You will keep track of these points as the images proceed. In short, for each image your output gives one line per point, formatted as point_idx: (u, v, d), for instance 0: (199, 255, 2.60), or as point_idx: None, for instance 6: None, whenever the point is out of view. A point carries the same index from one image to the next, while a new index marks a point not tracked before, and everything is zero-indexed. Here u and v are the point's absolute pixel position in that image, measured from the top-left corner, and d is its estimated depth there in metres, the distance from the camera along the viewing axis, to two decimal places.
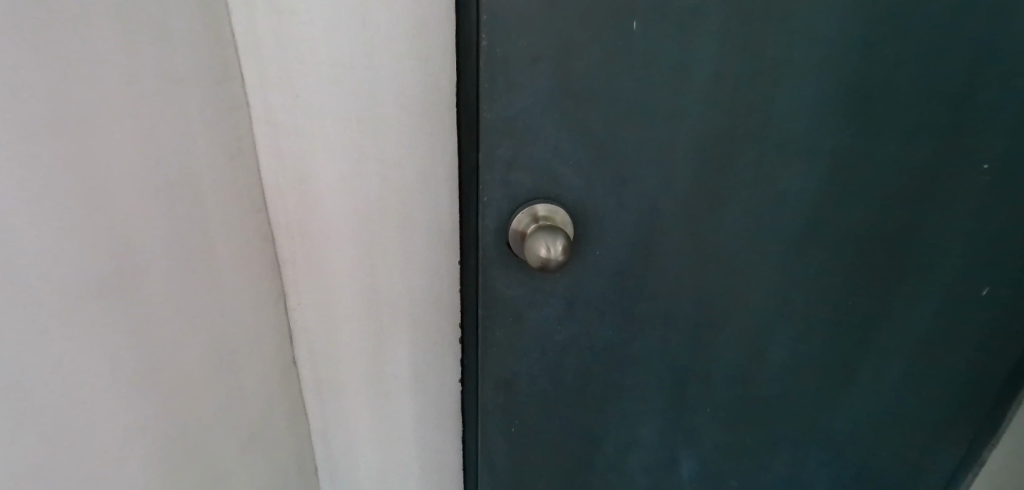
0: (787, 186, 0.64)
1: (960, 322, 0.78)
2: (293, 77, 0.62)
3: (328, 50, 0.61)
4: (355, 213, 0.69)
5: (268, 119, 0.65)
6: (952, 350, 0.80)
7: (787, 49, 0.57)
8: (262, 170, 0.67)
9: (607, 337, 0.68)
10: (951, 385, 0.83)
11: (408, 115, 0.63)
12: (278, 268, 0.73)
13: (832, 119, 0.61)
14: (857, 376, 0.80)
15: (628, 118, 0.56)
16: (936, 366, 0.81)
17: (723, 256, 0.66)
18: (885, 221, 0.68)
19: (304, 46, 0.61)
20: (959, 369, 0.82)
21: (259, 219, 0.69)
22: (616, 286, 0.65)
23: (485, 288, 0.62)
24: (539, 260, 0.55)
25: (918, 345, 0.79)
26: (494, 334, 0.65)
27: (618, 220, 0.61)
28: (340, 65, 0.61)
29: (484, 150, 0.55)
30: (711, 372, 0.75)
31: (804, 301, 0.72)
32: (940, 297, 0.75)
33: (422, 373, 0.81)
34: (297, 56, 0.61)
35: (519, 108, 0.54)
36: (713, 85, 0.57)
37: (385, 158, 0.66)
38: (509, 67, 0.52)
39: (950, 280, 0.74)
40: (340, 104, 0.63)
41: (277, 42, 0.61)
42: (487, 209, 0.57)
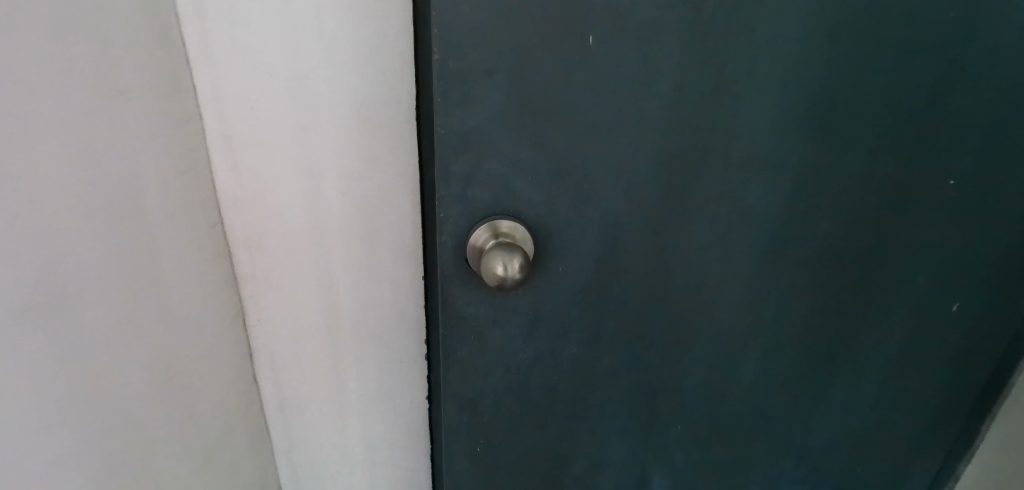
0: (753, 201, 0.63)
1: (933, 335, 0.77)
2: (248, 88, 0.61)
3: (284, 61, 0.59)
4: (316, 228, 0.67)
5: (222, 131, 0.63)
6: (927, 363, 0.79)
7: (749, 64, 0.56)
8: (217, 184, 0.65)
9: (573, 353, 0.67)
10: (926, 399, 0.82)
11: (366, 128, 0.62)
12: (236, 285, 0.71)
13: (795, 133, 0.60)
14: (830, 391, 0.80)
15: (589, 132, 0.55)
16: (910, 379, 0.80)
17: (689, 272, 0.66)
18: (852, 236, 0.68)
19: (258, 57, 0.59)
20: (934, 383, 0.81)
21: (215, 234, 0.66)
22: (582, 302, 0.64)
23: (446, 306, 0.60)
24: (495, 279, 0.53)
25: (891, 359, 0.78)
26: (455, 353, 0.63)
27: (581, 236, 0.60)
28: (296, 77, 0.60)
29: (440, 164, 0.54)
30: (681, 388, 0.74)
31: (774, 316, 0.72)
32: (911, 312, 0.75)
33: (388, 391, 0.79)
34: (252, 68, 0.60)
35: (474, 123, 0.52)
36: (675, 99, 0.56)
37: (345, 173, 0.64)
38: (463, 81, 0.51)
39: (921, 293, 0.74)
40: (297, 116, 0.62)
41: (231, 53, 0.59)
42: (445, 225, 0.56)
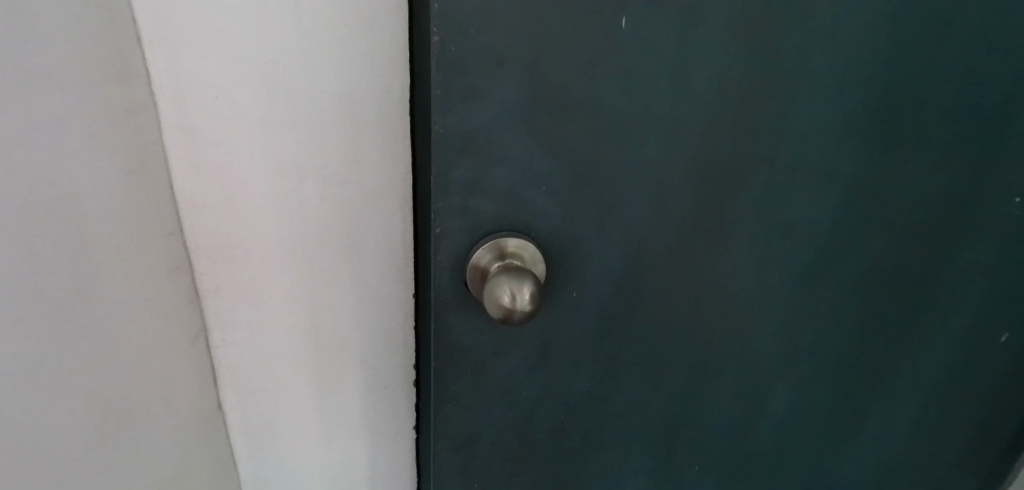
0: (796, 219, 0.55)
1: (980, 369, 0.70)
2: (213, 75, 0.51)
3: (253, 42, 0.50)
4: (292, 238, 0.58)
5: (180, 123, 0.53)
6: (970, 399, 0.72)
7: (803, 59, 0.48)
8: (176, 185, 0.56)
9: (585, 387, 0.59)
10: (965, 437, 0.75)
11: (352, 125, 0.53)
12: (198, 301, 0.62)
13: (849, 141, 0.52)
14: (865, 429, 0.72)
15: (614, 136, 0.47)
16: (951, 417, 0.73)
17: (719, 298, 0.58)
18: (903, 259, 0.60)
19: (224, 36, 0.50)
20: (977, 420, 0.73)
21: (172, 243, 0.57)
22: (598, 330, 0.56)
23: (440, 335, 0.51)
24: (500, 311, 0.44)
25: (932, 394, 0.71)
26: (449, 389, 0.54)
27: (599, 257, 0.52)
28: (268, 62, 0.51)
29: (438, 170, 0.45)
30: (701, 424, 0.66)
31: (809, 346, 0.64)
32: (958, 344, 0.67)
33: (372, 419, 0.70)
34: (217, 51, 0.50)
35: (479, 121, 0.44)
36: (716, 99, 0.48)
37: (325, 175, 0.55)
38: (468, 71, 0.42)
39: (972, 323, 0.66)
40: (270, 110, 0.52)
41: (191, 30, 0.49)
42: (442, 242, 0.47)
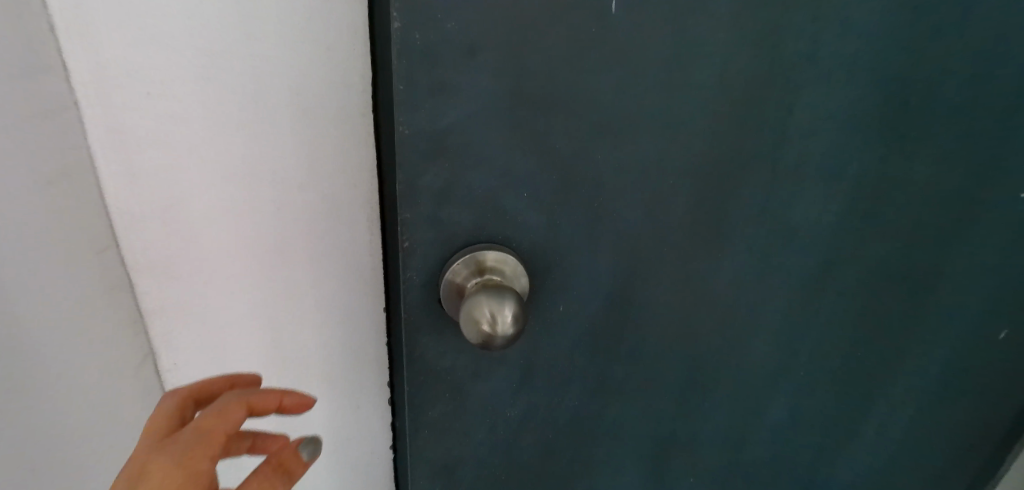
0: (799, 220, 0.51)
1: (988, 373, 0.66)
2: (142, 70, 0.44)
3: (188, 31, 0.43)
4: (247, 251, 0.52)
5: (108, 125, 0.46)
6: (977, 404, 0.68)
7: (811, 45, 0.43)
8: (108, 196, 0.49)
9: (574, 406, 0.54)
10: (969, 442, 0.71)
11: (307, 124, 0.47)
12: (142, 322, 0.55)
13: (858, 136, 0.48)
14: (866, 436, 0.68)
15: (603, 134, 0.42)
16: (955, 421, 0.69)
17: (716, 305, 0.53)
18: (911, 261, 0.56)
19: (153, 24, 0.43)
20: (982, 424, 0.70)
21: (106, 259, 0.51)
22: (587, 345, 0.51)
23: (413, 357, 0.47)
24: (479, 336, 0.39)
25: (937, 399, 0.67)
26: (426, 414, 0.50)
27: (587, 267, 0.47)
28: (207, 54, 0.44)
29: (404, 177, 0.40)
30: (697, 437, 0.62)
31: (810, 352, 0.60)
32: (966, 348, 0.64)
33: (344, 441, 0.65)
34: (146, 41, 0.43)
35: (450, 121, 0.39)
36: (716, 92, 0.43)
37: (281, 181, 0.49)
38: (434, 63, 0.37)
39: (980, 325, 0.62)
40: (212, 108, 0.46)
41: (113, 18, 0.42)
42: (411, 257, 0.42)
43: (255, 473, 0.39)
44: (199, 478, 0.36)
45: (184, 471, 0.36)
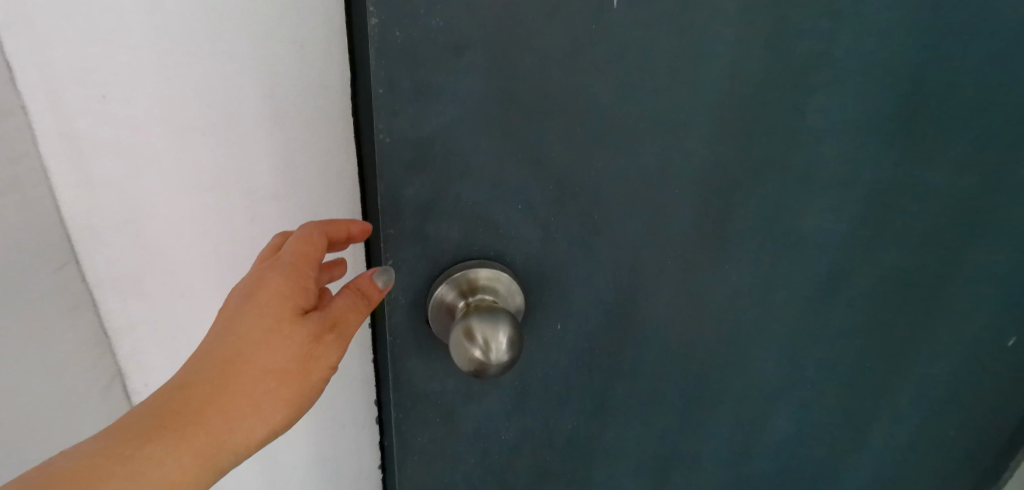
0: (809, 229, 0.48)
1: (1009, 391, 0.63)
2: (95, 69, 0.40)
3: (145, 28, 0.40)
4: (220, 265, 0.49)
5: (60, 131, 0.42)
6: (997, 423, 0.65)
7: (824, 44, 0.41)
8: (62, 206, 0.45)
9: (571, 426, 0.51)
10: (989, 463, 0.68)
11: (281, 129, 0.43)
12: (107, 342, 0.51)
13: (873, 140, 0.45)
14: (878, 456, 0.65)
15: (604, 142, 0.39)
16: (973, 441, 0.66)
17: (722, 320, 0.51)
18: (927, 271, 0.53)
19: (106, 20, 0.39)
20: (1001, 445, 0.67)
21: (62, 277, 0.47)
22: (585, 364, 0.48)
23: (399, 379, 0.44)
24: (471, 365, 0.36)
25: (954, 417, 0.64)
26: (414, 440, 0.47)
27: (586, 282, 0.44)
28: (168, 53, 0.40)
29: (386, 188, 0.37)
30: (700, 454, 0.59)
31: (819, 366, 0.57)
32: (986, 364, 0.60)
33: (330, 461, 0.62)
34: (99, 39, 0.40)
35: (434, 128, 0.36)
36: (724, 94, 0.40)
37: (254, 190, 0.46)
38: (416, 65, 0.34)
39: (1001, 341, 0.59)
40: (175, 112, 0.42)
41: (61, 14, 0.39)
42: (396, 273, 0.40)
43: (341, 291, 0.37)
44: (295, 289, 0.36)
45: (289, 282, 0.36)
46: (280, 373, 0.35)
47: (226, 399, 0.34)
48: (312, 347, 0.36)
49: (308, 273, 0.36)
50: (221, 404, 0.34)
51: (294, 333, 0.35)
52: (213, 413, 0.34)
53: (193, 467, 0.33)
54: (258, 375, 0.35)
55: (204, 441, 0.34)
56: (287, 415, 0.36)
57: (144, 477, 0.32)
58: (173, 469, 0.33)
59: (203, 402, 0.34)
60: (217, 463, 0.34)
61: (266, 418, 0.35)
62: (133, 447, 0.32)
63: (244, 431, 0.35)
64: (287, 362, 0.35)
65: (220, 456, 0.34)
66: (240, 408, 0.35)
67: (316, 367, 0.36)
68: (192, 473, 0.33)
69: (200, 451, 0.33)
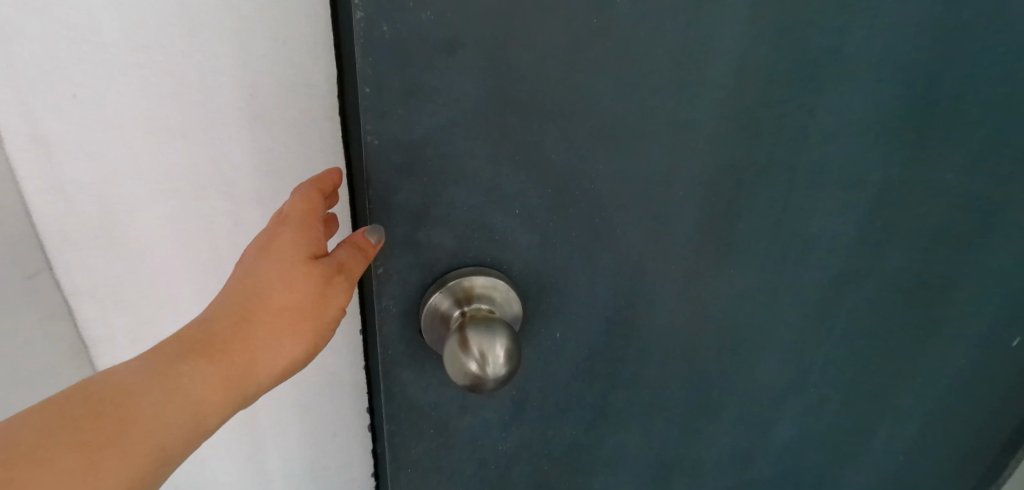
0: (816, 232, 0.46)
1: (1011, 394, 0.62)
2: (65, 67, 0.38)
3: (117, 23, 0.37)
4: (202, 272, 0.47)
5: (28, 133, 0.40)
6: (999, 426, 0.64)
7: (834, 40, 0.39)
8: (33, 212, 0.43)
9: (570, 436, 0.49)
10: (989, 465, 0.67)
11: (265, 129, 0.41)
12: (86, 351, 0.49)
13: (883, 140, 0.44)
14: (881, 461, 0.64)
15: (606, 144, 0.37)
16: (976, 445, 0.65)
17: (725, 326, 0.49)
18: (934, 274, 0.52)
19: (74, 15, 0.37)
20: (1002, 447, 0.66)
21: (39, 284, 0.45)
22: (585, 373, 0.47)
23: (392, 391, 0.42)
24: (467, 378, 0.34)
25: (957, 421, 0.63)
26: (408, 453, 0.45)
27: (586, 289, 0.42)
28: (142, 49, 0.38)
29: (375, 194, 0.35)
30: (701, 462, 0.58)
31: (824, 371, 0.56)
32: (990, 368, 0.59)
33: (321, 471, 0.60)
34: (68, 35, 0.37)
35: (427, 129, 0.34)
36: (731, 93, 0.38)
37: (236, 194, 0.44)
38: (407, 63, 0.32)
39: (1006, 344, 0.58)
40: (152, 112, 0.40)
41: (26, 9, 0.36)
42: (387, 282, 0.38)
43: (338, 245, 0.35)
44: (305, 236, 0.34)
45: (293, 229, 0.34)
46: (296, 312, 0.34)
47: (246, 333, 0.33)
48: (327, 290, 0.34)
49: (316, 221, 0.35)
50: (242, 337, 0.33)
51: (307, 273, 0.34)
52: (234, 345, 0.33)
53: (219, 395, 0.32)
54: (276, 312, 0.34)
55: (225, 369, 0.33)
56: (305, 353, 0.35)
57: (173, 399, 0.31)
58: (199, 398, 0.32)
59: (224, 335, 0.33)
60: (240, 394, 0.33)
61: (286, 354, 0.34)
62: (161, 373, 0.31)
63: (264, 365, 0.34)
64: (299, 300, 0.34)
65: (242, 387, 0.33)
66: (259, 342, 0.33)
67: (331, 309, 0.34)
68: (216, 401, 0.32)
69: (222, 383, 0.32)
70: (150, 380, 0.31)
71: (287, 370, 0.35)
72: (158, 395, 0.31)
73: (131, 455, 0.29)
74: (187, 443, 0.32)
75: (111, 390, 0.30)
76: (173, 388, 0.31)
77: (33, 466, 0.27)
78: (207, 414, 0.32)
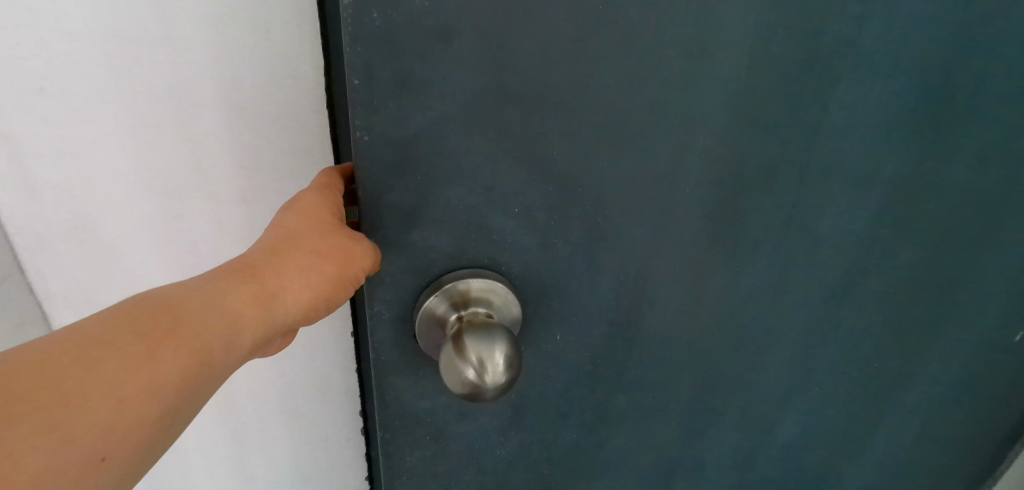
0: (824, 229, 0.45)
1: (1013, 389, 0.61)
2: (31, 57, 0.35)
3: (86, 10, 0.35)
4: (183, 274, 0.44)
5: None
6: (999, 421, 0.63)
7: (852, 29, 0.37)
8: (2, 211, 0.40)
9: (571, 441, 0.48)
10: (988, 460, 0.67)
11: (249, 123, 0.39)
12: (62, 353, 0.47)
13: (896, 134, 0.42)
14: (884, 460, 0.63)
15: (611, 140, 0.35)
16: (976, 440, 0.64)
17: (731, 326, 0.47)
18: (943, 271, 0.51)
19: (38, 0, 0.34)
20: (1001, 442, 0.65)
21: (11, 286, 0.43)
22: (587, 376, 0.45)
23: (386, 399, 0.40)
24: (465, 388, 0.32)
25: (960, 418, 0.62)
26: (402, 462, 0.43)
27: (588, 291, 0.41)
28: (114, 38, 0.36)
29: (366, 193, 0.33)
30: (703, 463, 0.56)
31: (830, 370, 0.54)
32: (994, 365, 0.58)
33: (312, 475, 0.58)
34: (32, 23, 0.35)
35: (421, 124, 0.32)
36: (743, 85, 0.37)
37: (217, 193, 0.42)
38: (400, 52, 0.30)
39: (1011, 341, 0.57)
40: (127, 104, 0.38)
41: None
42: (381, 286, 0.36)
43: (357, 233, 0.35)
44: (327, 194, 0.35)
45: (320, 193, 0.35)
46: (325, 244, 0.33)
47: (276, 267, 0.32)
48: (352, 234, 0.34)
49: (336, 190, 0.36)
50: (273, 264, 0.32)
51: (333, 218, 0.34)
52: (265, 271, 0.32)
53: (255, 312, 0.31)
54: (305, 242, 0.33)
55: (254, 298, 0.31)
56: (334, 289, 0.33)
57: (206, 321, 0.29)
58: (228, 326, 0.30)
59: (257, 262, 0.32)
60: (272, 318, 0.32)
61: (314, 283, 0.33)
62: (201, 288, 0.30)
63: (293, 294, 0.32)
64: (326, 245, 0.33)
65: (274, 312, 0.32)
66: (289, 270, 0.32)
67: (358, 252, 0.33)
68: (252, 318, 0.31)
69: (251, 313, 0.31)
70: (190, 295, 0.30)
71: (315, 306, 0.33)
72: (197, 306, 0.30)
73: (181, 351, 0.28)
74: (227, 357, 0.30)
75: (155, 297, 0.29)
76: (214, 299, 0.30)
77: (90, 357, 0.26)
78: (245, 329, 0.31)
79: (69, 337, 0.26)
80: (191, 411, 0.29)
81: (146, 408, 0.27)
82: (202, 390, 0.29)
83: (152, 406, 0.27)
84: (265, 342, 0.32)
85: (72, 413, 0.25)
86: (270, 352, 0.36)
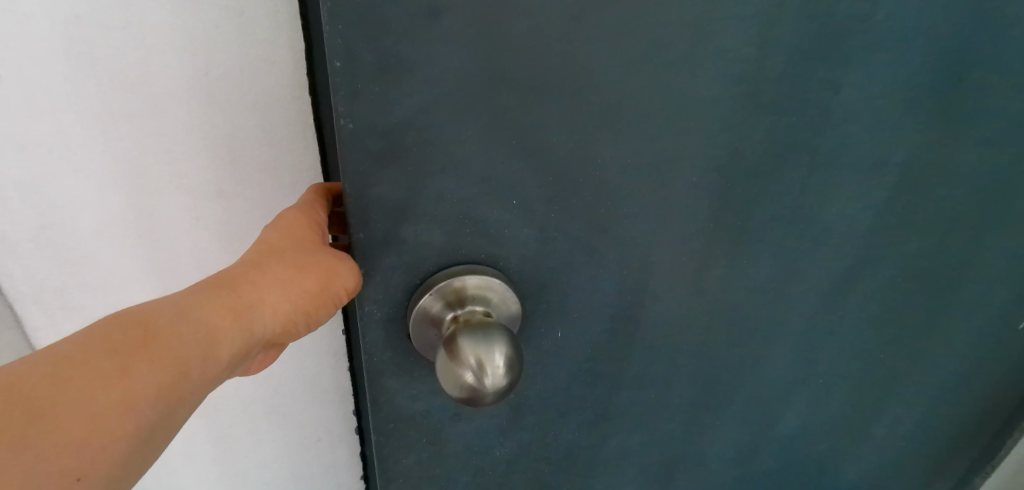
0: (832, 217, 0.43)
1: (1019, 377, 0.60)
2: None
3: None
4: (161, 272, 0.42)
5: None
6: (1002, 409, 0.62)
7: (864, 5, 0.35)
8: None
9: (571, 438, 0.46)
10: (990, 448, 0.66)
11: (225, 111, 0.37)
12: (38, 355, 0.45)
13: (907, 116, 0.40)
14: (887, 449, 0.62)
15: (612, 126, 0.33)
16: (980, 428, 0.63)
17: (735, 317, 0.46)
18: (951, 258, 0.49)
19: None
20: (1004, 429, 0.65)
21: None
22: (588, 372, 0.43)
23: (379, 401, 0.38)
24: (464, 392, 0.30)
25: (964, 406, 0.61)
26: (398, 465, 0.41)
27: (588, 285, 0.39)
28: (73, 21, 0.33)
29: (353, 186, 0.31)
30: (705, 456, 0.55)
31: (835, 360, 0.53)
32: (1000, 352, 0.57)
33: (305, 476, 0.56)
34: None
35: (409, 111, 0.30)
36: (751, 66, 0.35)
37: (195, 187, 0.39)
38: (384, 32, 0.28)
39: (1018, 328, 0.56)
40: (90, 93, 0.35)
41: None
42: (370, 284, 0.34)
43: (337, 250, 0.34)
44: (311, 213, 0.34)
45: (302, 212, 0.34)
46: (306, 259, 0.32)
47: (254, 280, 0.31)
48: (336, 254, 0.33)
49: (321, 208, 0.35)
50: (250, 275, 0.31)
51: (315, 235, 0.33)
52: (241, 283, 0.31)
53: (232, 324, 0.29)
54: (285, 255, 0.32)
55: (233, 309, 0.30)
56: (316, 304, 0.32)
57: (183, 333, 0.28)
58: (205, 338, 0.28)
59: (234, 275, 0.31)
60: (249, 330, 0.30)
61: (293, 297, 0.31)
62: (178, 300, 0.29)
63: (271, 307, 0.31)
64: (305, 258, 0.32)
65: (250, 324, 0.30)
66: (266, 281, 0.31)
67: (341, 271, 0.32)
68: (229, 329, 0.29)
69: (229, 325, 0.29)
70: (167, 306, 0.28)
71: (295, 320, 0.32)
72: (173, 317, 0.28)
73: (158, 364, 0.27)
74: (205, 370, 0.28)
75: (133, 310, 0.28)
76: (190, 309, 0.29)
77: (66, 371, 0.25)
78: (222, 341, 0.29)
79: (43, 356, 0.25)
80: (171, 427, 0.27)
81: (124, 423, 0.25)
82: (183, 404, 0.28)
83: (130, 421, 0.25)
84: (244, 356, 0.31)
85: (44, 431, 0.24)
86: (251, 369, 0.34)
